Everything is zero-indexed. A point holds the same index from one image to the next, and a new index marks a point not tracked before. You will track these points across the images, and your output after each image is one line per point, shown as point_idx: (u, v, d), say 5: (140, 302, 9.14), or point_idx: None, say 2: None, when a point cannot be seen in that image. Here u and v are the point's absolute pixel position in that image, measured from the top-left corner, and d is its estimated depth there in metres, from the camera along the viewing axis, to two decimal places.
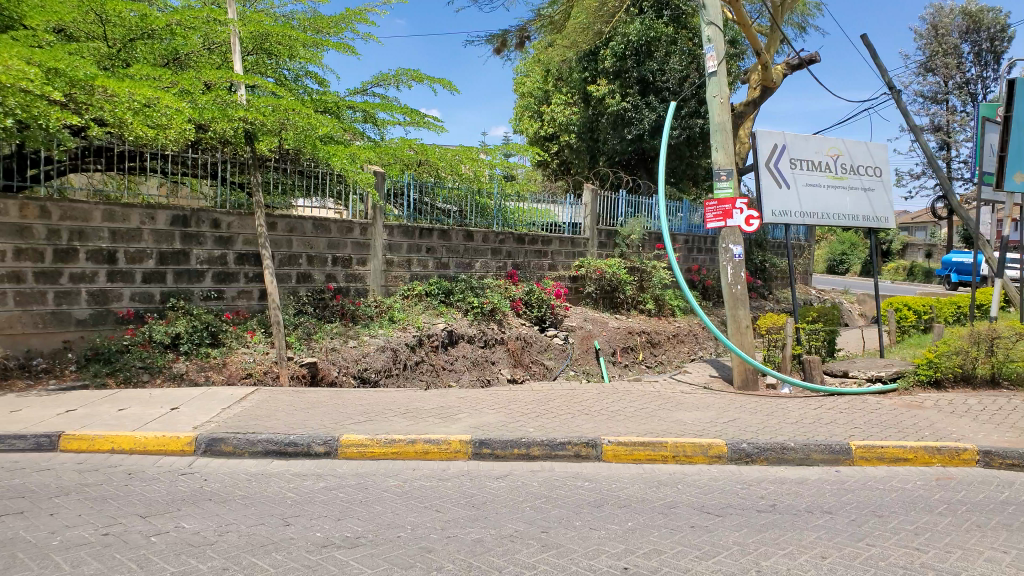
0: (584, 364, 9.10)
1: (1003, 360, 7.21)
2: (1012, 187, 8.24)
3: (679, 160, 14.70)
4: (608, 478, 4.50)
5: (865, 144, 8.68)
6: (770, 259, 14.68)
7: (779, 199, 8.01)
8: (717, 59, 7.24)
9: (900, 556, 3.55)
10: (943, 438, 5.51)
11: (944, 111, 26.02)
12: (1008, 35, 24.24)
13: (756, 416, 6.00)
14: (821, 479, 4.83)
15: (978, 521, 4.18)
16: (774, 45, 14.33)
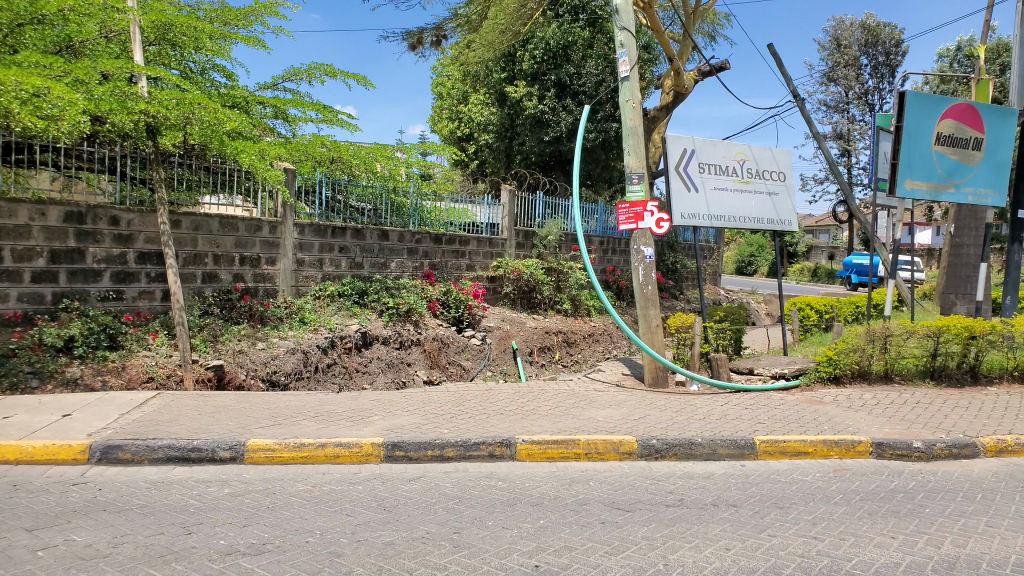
0: (501, 364, 9.13)
1: (895, 356, 7.68)
2: (904, 194, 8.82)
3: (594, 163, 14.96)
4: (521, 477, 4.53)
5: (770, 150, 9.01)
6: (681, 261, 15.09)
7: (688, 203, 8.26)
8: (630, 64, 7.38)
9: (798, 544, 3.71)
10: (840, 432, 5.79)
11: (845, 119, 27.34)
12: (902, 49, 25.71)
13: (666, 412, 6.17)
14: (727, 473, 5.01)
15: (870, 510, 4.42)
16: (685, 52, 14.76)
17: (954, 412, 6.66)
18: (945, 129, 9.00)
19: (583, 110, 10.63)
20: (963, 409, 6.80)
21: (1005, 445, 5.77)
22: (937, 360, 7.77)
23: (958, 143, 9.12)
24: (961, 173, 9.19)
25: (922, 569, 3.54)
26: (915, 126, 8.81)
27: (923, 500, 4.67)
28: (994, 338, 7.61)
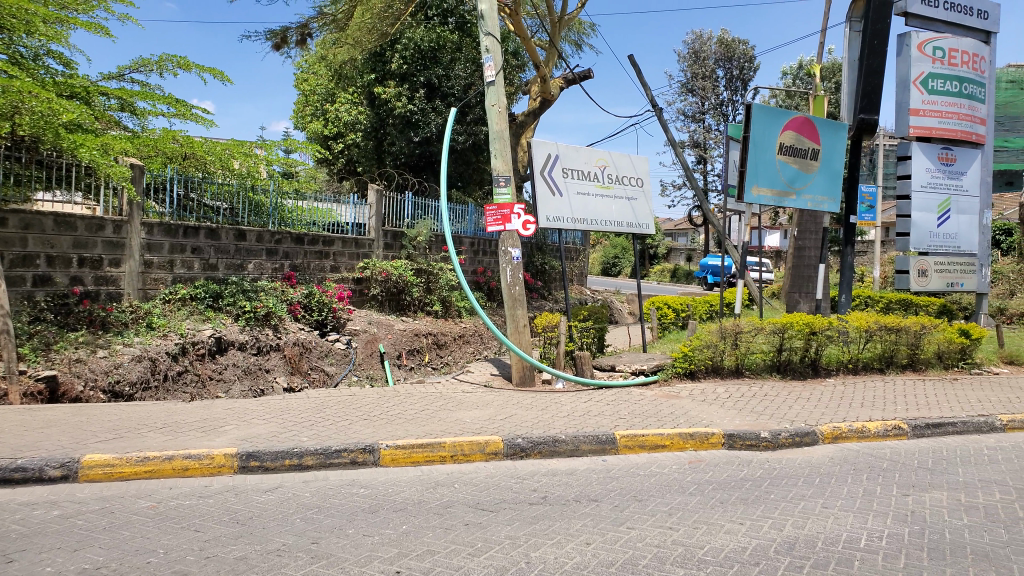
0: (367, 369, 8.96)
1: (745, 352, 8.16)
2: (750, 199, 9.41)
3: (465, 165, 15.01)
4: (385, 483, 4.46)
5: (629, 157, 9.35)
6: (550, 262, 15.37)
7: (552, 207, 8.45)
8: (495, 69, 7.46)
9: (655, 535, 3.86)
10: (695, 425, 6.09)
11: (700, 129, 28.84)
12: (753, 66, 27.54)
13: (532, 411, 6.27)
14: (589, 468, 5.15)
15: (721, 498, 4.68)
16: (552, 59, 15.07)
17: (797, 403, 7.18)
18: (787, 140, 9.68)
19: (450, 113, 10.67)
20: (804, 400, 7.33)
21: (840, 432, 6.32)
22: (781, 355, 8.34)
23: (799, 153, 9.82)
24: (802, 181, 9.89)
25: (766, 551, 3.78)
26: (760, 137, 9.42)
27: (769, 486, 4.99)
28: (830, 333, 8.34)
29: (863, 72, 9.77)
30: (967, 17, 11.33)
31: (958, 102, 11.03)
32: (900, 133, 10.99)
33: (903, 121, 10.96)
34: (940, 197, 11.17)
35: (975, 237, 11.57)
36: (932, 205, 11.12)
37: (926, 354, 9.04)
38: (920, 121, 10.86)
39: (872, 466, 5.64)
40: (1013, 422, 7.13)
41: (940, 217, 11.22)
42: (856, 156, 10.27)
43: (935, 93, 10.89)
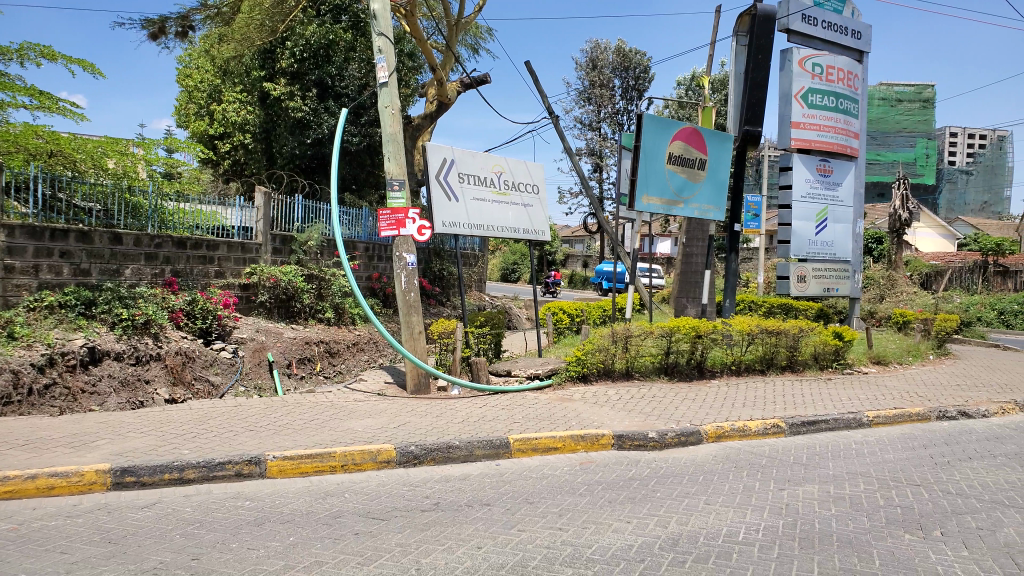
0: (255, 378, 8.68)
1: (634, 355, 8.43)
2: (641, 208, 9.72)
3: (359, 167, 14.84)
4: (272, 495, 4.34)
5: (524, 163, 9.46)
6: (447, 268, 15.34)
7: (448, 212, 8.44)
8: (388, 70, 7.39)
9: (546, 536, 3.93)
10: (586, 427, 6.23)
11: (597, 137, 29.51)
12: (648, 76, 28.55)
13: (426, 418, 6.24)
14: (482, 473, 5.18)
15: (610, 498, 4.81)
16: (449, 63, 15.05)
17: (683, 404, 7.47)
18: (675, 150, 10.04)
19: (341, 115, 10.56)
20: (690, 400, 7.64)
21: (723, 431, 6.62)
22: (669, 357, 8.65)
23: (686, 163, 10.21)
24: (688, 190, 10.29)
25: (651, 547, 3.92)
26: (650, 147, 9.74)
27: (655, 485, 5.17)
28: (715, 336, 8.71)
29: (748, 85, 10.43)
30: (843, 36, 12.17)
31: (833, 116, 11.82)
32: (782, 144, 11.60)
33: (785, 133, 11.59)
34: (818, 207, 11.88)
35: (848, 245, 12.36)
36: (810, 215, 11.81)
37: (803, 355, 9.61)
38: (801, 134, 11.54)
39: (751, 463, 5.95)
40: (878, 418, 7.68)
41: (818, 225, 11.91)
42: (739, 168, 10.83)
43: (814, 107, 11.64)
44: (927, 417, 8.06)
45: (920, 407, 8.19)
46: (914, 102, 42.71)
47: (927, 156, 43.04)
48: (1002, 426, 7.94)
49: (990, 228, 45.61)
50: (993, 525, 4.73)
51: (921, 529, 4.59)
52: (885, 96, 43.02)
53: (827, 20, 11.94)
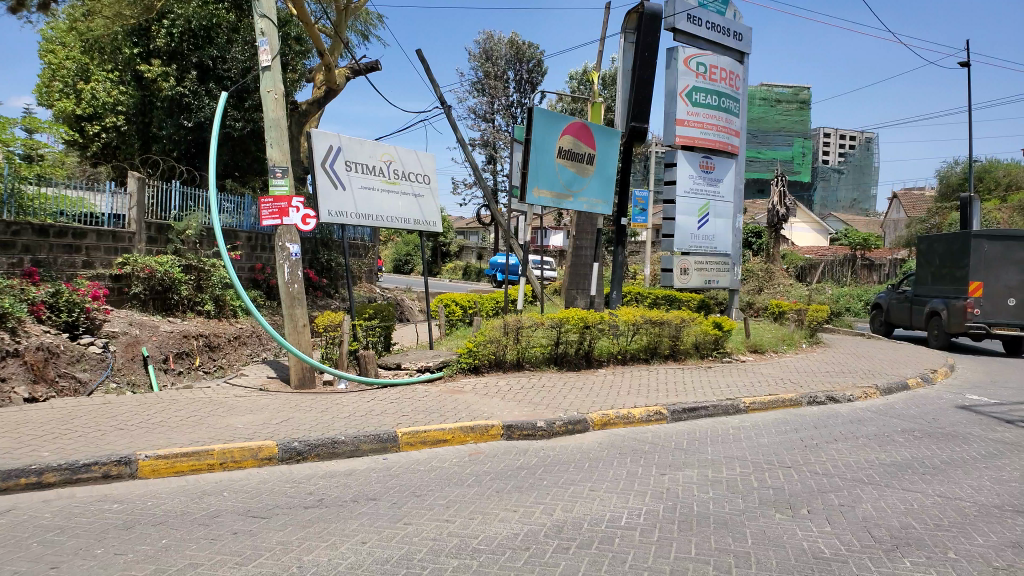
0: (128, 374, 8.24)
1: (525, 346, 8.52)
2: (532, 200, 9.83)
3: (243, 153, 14.44)
4: (143, 497, 4.13)
5: (415, 153, 9.36)
6: (336, 259, 15.06)
7: (335, 200, 8.25)
8: (271, 54, 7.13)
9: (432, 528, 3.93)
10: (476, 418, 6.25)
11: (491, 128, 29.59)
12: (541, 70, 28.84)
13: (311, 413, 6.09)
14: (369, 467, 5.12)
15: (497, 487, 4.85)
16: (338, 48, 14.74)
17: (571, 393, 7.65)
18: (565, 144, 10.20)
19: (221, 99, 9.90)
20: (578, 389, 7.83)
21: (608, 419, 6.81)
22: (558, 348, 8.80)
23: (575, 157, 10.39)
24: (578, 184, 10.48)
25: (536, 535, 3.98)
26: (540, 140, 9.85)
27: (542, 473, 5.26)
28: (602, 327, 8.95)
29: (635, 82, 10.75)
30: (725, 37, 12.69)
31: (716, 115, 12.32)
32: (668, 140, 12.00)
33: (671, 130, 12.01)
34: (700, 202, 12.36)
35: (729, 239, 12.94)
36: (693, 209, 12.28)
37: (684, 345, 10.00)
38: (685, 131, 11.97)
39: (635, 449, 6.14)
40: (754, 404, 8.09)
41: (700, 220, 12.40)
42: (626, 164, 11.12)
43: (698, 105, 12.08)
44: (798, 403, 8.56)
45: (792, 393, 8.69)
46: (792, 103, 45.11)
47: (802, 155, 45.65)
48: (864, 409, 8.55)
49: (858, 224, 48.86)
50: (853, 501, 5.10)
51: (790, 507, 4.88)
52: (765, 96, 45.10)
53: (711, 21, 12.43)
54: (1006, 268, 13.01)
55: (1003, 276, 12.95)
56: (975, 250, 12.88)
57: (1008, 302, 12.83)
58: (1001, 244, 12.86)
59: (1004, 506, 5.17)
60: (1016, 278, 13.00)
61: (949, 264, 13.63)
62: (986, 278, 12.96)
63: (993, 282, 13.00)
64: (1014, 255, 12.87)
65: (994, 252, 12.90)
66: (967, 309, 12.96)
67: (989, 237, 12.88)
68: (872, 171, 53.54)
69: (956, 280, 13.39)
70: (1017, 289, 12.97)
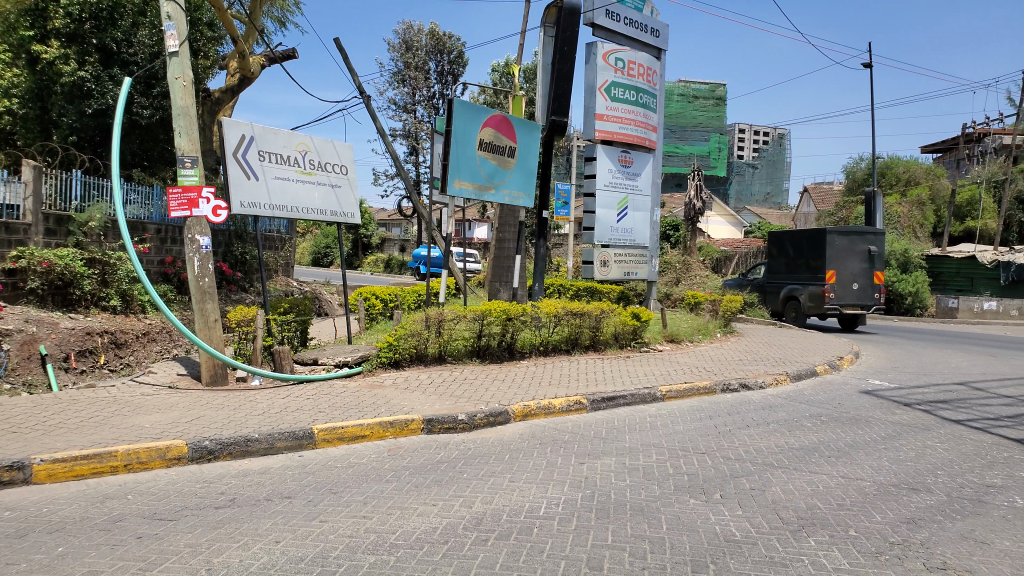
0: (24, 374, 7.80)
1: (447, 339, 8.48)
2: (453, 192, 9.76)
3: (153, 142, 13.88)
4: (40, 503, 3.93)
5: (332, 143, 9.17)
6: (251, 252, 14.68)
7: (247, 191, 8.03)
8: (178, 39, 6.85)
9: (349, 525, 3.88)
10: (395, 413, 6.19)
11: (412, 119, 29.27)
12: (463, 61, 28.71)
13: (222, 411, 5.91)
14: (284, 466, 5.01)
15: (416, 482, 4.82)
16: (252, 36, 14.34)
17: (493, 385, 7.67)
18: (485, 137, 10.17)
19: (125, 84, 9.27)
20: (500, 381, 7.85)
21: (529, 410, 6.87)
22: (481, 340, 8.80)
23: (496, 150, 10.38)
24: (499, 176, 10.48)
25: (455, 528, 3.98)
26: (461, 132, 9.80)
27: (462, 466, 5.26)
28: (524, 319, 9.00)
29: (555, 76, 10.82)
30: (643, 34, 12.95)
31: (634, 110, 12.55)
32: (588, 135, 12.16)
33: (591, 124, 12.16)
34: (619, 195, 12.56)
35: (647, 232, 13.22)
36: (612, 203, 12.47)
37: (604, 335, 10.17)
38: (604, 125, 12.13)
39: (556, 439, 6.21)
40: (670, 392, 8.31)
41: (620, 213, 12.62)
42: (546, 157, 11.18)
43: (617, 100, 12.28)
44: (713, 390, 8.84)
45: (708, 381, 8.96)
46: (709, 99, 46.34)
47: (719, 150, 47.05)
48: (775, 396, 8.89)
49: (770, 217, 50.64)
50: (763, 484, 5.30)
51: (705, 493, 5.04)
52: (683, 92, 46.20)
53: (629, 17, 12.64)
54: (851, 259, 15.71)
55: (849, 265, 15.69)
56: (830, 245, 15.42)
57: (855, 286, 15.55)
58: (849, 239, 15.49)
59: (900, 484, 5.48)
60: (858, 266, 15.76)
61: (805, 255, 16.14)
62: (837, 267, 15.58)
63: (842, 270, 15.65)
64: (857, 248, 15.57)
65: (843, 245, 15.52)
66: (825, 293, 15.54)
67: (840, 234, 15.43)
68: (784, 166, 55.64)
69: (812, 269, 15.97)
70: (860, 276, 15.76)
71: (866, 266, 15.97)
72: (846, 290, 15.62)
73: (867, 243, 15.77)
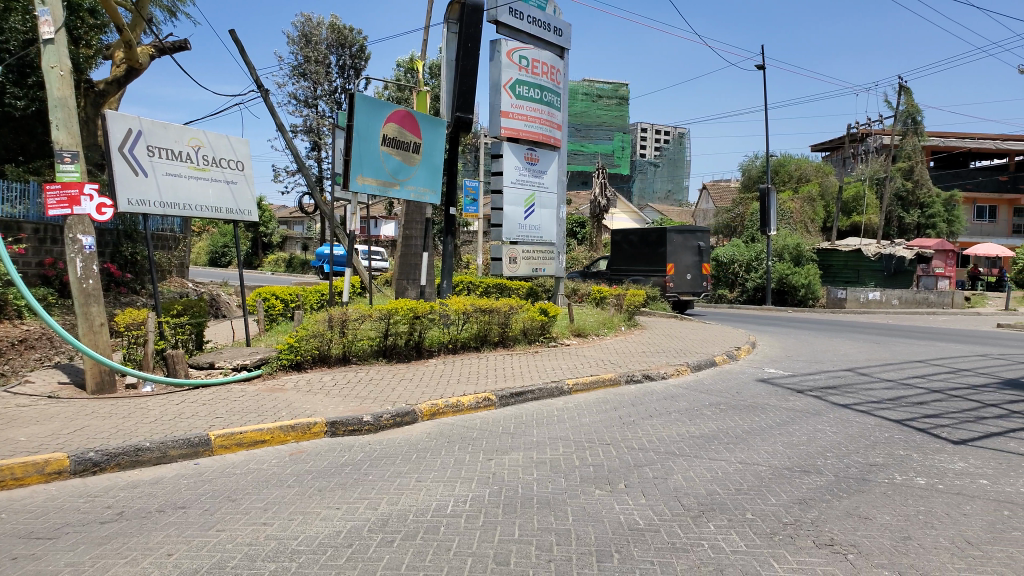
0: None
1: (351, 339, 8.32)
2: (357, 188, 9.57)
3: (28, 136, 13.04)
4: None
5: (226, 138, 8.83)
6: (141, 251, 14.01)
7: (135, 188, 7.64)
8: (53, 26, 6.43)
9: (247, 533, 3.75)
10: (297, 416, 6.03)
11: (314, 115, 28.59)
12: (365, 56, 28.26)
13: (109, 420, 5.60)
14: (178, 475, 4.79)
15: (319, 486, 4.71)
16: (140, 24, 13.64)
17: (400, 385, 7.58)
18: (389, 132, 10.02)
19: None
20: (406, 381, 7.77)
21: (437, 408, 6.82)
22: (388, 339, 8.68)
23: (400, 145, 10.24)
24: (403, 172, 10.35)
25: (359, 531, 3.91)
26: (363, 127, 9.61)
27: (367, 468, 5.18)
28: (431, 317, 8.94)
29: (459, 72, 10.77)
30: (546, 32, 13.08)
31: (538, 107, 12.66)
32: (493, 132, 12.16)
33: (496, 121, 12.18)
34: (526, 192, 12.63)
35: (553, 229, 13.36)
36: (519, 199, 12.52)
37: (513, 331, 10.24)
38: (509, 123, 12.17)
39: (463, 437, 6.20)
40: (577, 386, 8.44)
41: (527, 210, 12.69)
42: (452, 153, 11.11)
43: (521, 98, 12.36)
44: (618, 382, 9.03)
45: (613, 373, 9.15)
46: (612, 98, 47.33)
47: (622, 149, 48.13)
48: (677, 386, 9.18)
49: (672, 213, 52.18)
50: (665, 472, 5.45)
51: (609, 483, 5.14)
52: (588, 91, 47.08)
53: (533, 15, 12.74)
54: (686, 253, 19.44)
55: (684, 259, 19.40)
56: (670, 241, 19.00)
57: (689, 276, 19.20)
58: (684, 236, 19.15)
59: (794, 467, 5.75)
60: (691, 259, 19.51)
61: (648, 251, 19.66)
62: (675, 260, 19.19)
63: (679, 263, 19.25)
64: (691, 244, 19.36)
65: (680, 242, 19.21)
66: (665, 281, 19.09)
67: (677, 232, 19.09)
68: (684, 164, 57.45)
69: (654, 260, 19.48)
70: (692, 268, 19.50)
71: (697, 259, 19.72)
72: (682, 279, 19.23)
73: (697, 240, 19.55)
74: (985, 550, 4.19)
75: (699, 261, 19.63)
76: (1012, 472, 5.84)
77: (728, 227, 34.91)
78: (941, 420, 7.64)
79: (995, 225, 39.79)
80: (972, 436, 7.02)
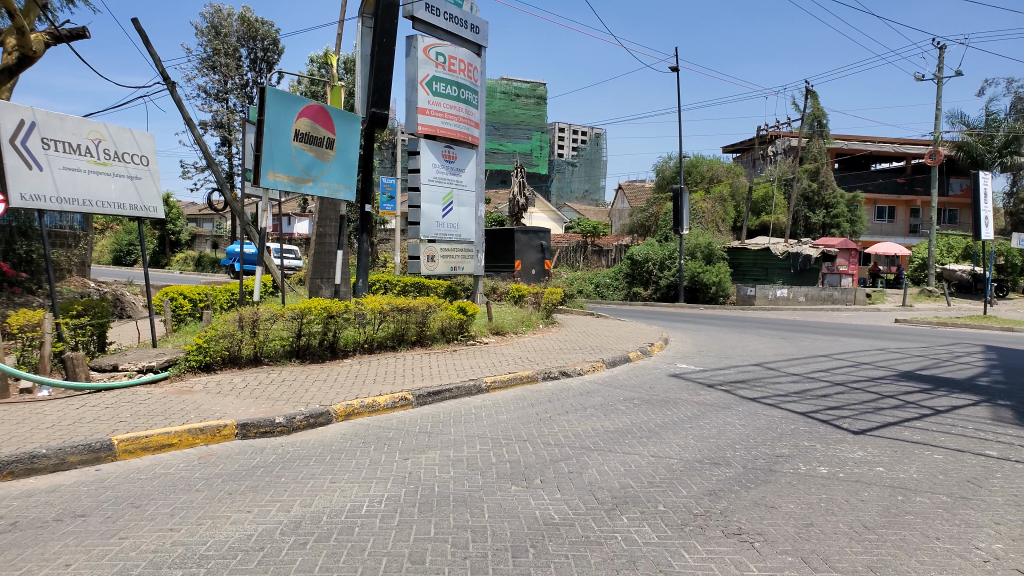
0: None
1: (263, 339, 8.14)
2: (267, 184, 9.35)
3: None
4: None
5: (129, 131, 8.49)
6: (36, 249, 13.32)
7: (29, 182, 7.26)
8: None
9: (153, 540, 3.64)
10: (206, 419, 5.86)
11: (224, 108, 27.73)
12: (277, 49, 27.60)
13: (1, 427, 5.31)
14: (78, 482, 4.60)
15: (229, 489, 4.60)
16: (34, 10, 12.95)
17: (315, 385, 7.46)
18: (302, 127, 9.83)
19: None
20: (321, 382, 7.66)
21: (352, 409, 6.75)
22: (301, 340, 8.53)
23: (313, 141, 10.06)
24: (317, 168, 10.17)
25: (271, 534, 3.86)
26: (274, 122, 9.39)
27: (280, 470, 5.09)
28: (346, 316, 8.83)
29: (374, 68, 10.65)
30: (463, 30, 13.09)
31: (455, 105, 12.66)
32: (410, 129, 12.09)
33: (412, 119, 12.12)
34: (444, 190, 12.61)
35: (472, 227, 13.39)
36: (437, 197, 12.49)
37: (431, 330, 10.23)
38: (426, 120, 12.13)
39: (380, 437, 6.17)
40: (495, 383, 8.51)
41: (444, 208, 12.67)
42: (367, 149, 10.97)
43: (438, 95, 12.32)
44: (535, 379, 9.15)
45: (530, 370, 9.27)
46: (530, 98, 47.74)
47: (540, 148, 48.61)
48: (593, 382, 9.37)
49: (590, 213, 52.99)
50: (581, 467, 5.57)
51: (526, 479, 5.21)
52: (506, 90, 47.29)
53: (449, 13, 12.74)
54: (527, 250, 22.94)
55: (530, 255, 22.72)
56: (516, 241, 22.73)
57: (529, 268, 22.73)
58: (528, 237, 22.77)
59: (703, 459, 5.97)
60: (533, 255, 23.03)
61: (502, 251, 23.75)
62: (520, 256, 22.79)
63: (525, 259, 23.14)
64: (531, 243, 22.80)
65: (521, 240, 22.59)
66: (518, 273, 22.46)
67: (522, 233, 22.62)
68: (601, 164, 58.46)
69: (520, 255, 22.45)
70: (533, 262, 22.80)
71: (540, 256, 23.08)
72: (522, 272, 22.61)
73: (539, 239, 22.92)
74: (878, 533, 4.47)
75: (541, 257, 23.15)
76: (904, 459, 6.24)
77: (642, 226, 35.74)
78: (841, 411, 8.07)
79: (894, 226, 41.99)
80: (869, 426, 7.44)
